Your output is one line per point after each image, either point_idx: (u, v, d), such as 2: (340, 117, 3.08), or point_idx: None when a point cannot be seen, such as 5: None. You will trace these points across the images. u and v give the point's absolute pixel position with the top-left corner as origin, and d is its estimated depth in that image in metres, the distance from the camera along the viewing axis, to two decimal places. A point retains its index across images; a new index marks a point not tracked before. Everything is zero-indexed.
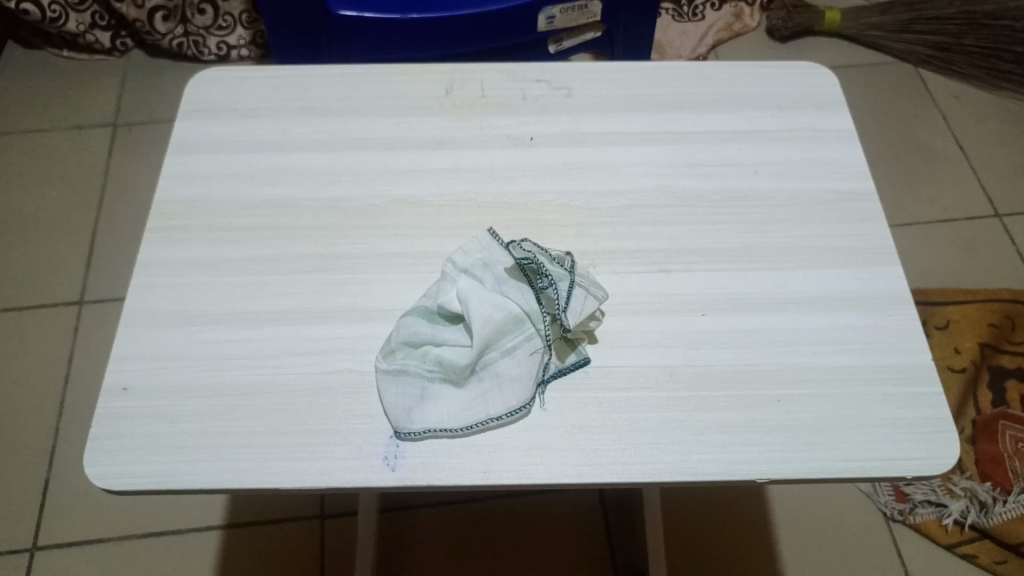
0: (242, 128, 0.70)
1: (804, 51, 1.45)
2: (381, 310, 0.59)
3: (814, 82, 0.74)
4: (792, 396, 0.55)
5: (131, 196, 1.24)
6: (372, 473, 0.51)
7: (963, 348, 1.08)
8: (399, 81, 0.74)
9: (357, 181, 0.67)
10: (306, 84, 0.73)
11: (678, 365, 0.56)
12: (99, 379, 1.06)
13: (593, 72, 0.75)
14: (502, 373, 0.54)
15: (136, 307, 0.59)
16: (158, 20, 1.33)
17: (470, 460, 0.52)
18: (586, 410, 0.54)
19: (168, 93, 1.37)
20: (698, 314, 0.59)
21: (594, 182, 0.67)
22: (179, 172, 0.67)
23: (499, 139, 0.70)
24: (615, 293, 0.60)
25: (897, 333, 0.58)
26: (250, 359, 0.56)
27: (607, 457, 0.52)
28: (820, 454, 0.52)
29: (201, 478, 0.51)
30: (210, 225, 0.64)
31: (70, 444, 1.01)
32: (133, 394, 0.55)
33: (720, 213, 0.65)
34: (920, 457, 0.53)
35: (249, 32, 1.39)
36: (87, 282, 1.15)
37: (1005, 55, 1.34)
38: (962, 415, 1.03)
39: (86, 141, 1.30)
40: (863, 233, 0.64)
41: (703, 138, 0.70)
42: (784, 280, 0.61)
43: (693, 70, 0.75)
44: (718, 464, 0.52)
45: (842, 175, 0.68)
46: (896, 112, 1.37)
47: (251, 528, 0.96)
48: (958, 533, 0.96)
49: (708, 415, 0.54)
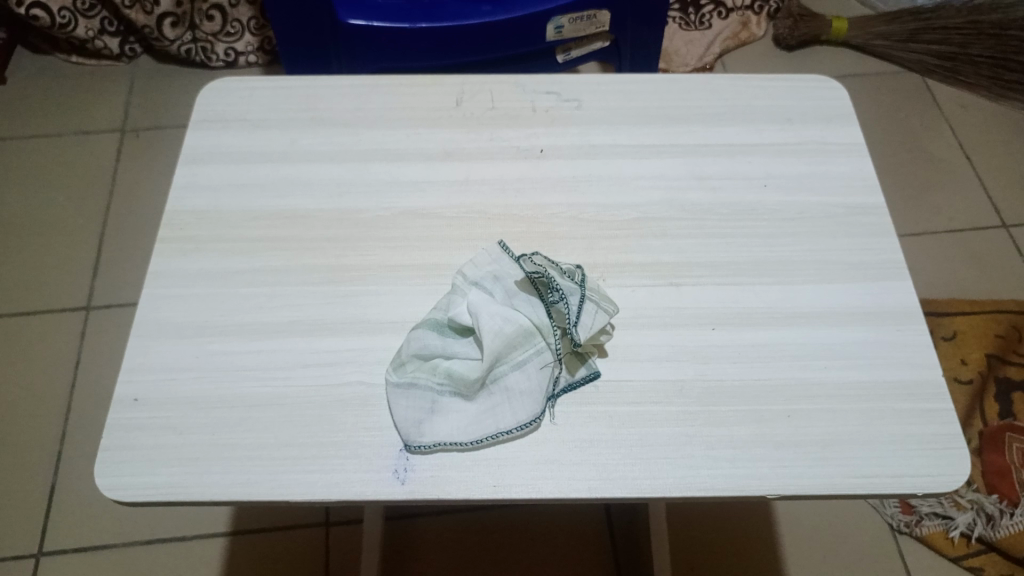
0: (253, 139, 0.70)
1: (810, 60, 1.45)
2: (391, 322, 0.59)
3: (823, 95, 0.74)
4: (801, 410, 0.55)
5: (138, 201, 1.25)
6: (382, 486, 0.51)
7: (970, 359, 1.08)
8: (410, 93, 0.74)
9: (367, 193, 0.67)
10: (317, 95, 0.73)
11: (687, 379, 0.56)
12: (107, 384, 1.06)
13: (601, 84, 0.75)
14: (512, 387, 0.54)
15: (146, 318, 0.59)
16: (167, 26, 1.34)
17: (481, 473, 0.52)
18: (596, 424, 0.54)
19: (176, 98, 1.38)
20: (708, 329, 0.59)
21: (602, 195, 0.67)
22: (189, 182, 0.67)
23: (509, 151, 0.70)
24: (625, 306, 0.60)
25: (906, 349, 0.58)
26: (260, 371, 0.56)
27: (616, 471, 0.52)
28: (829, 470, 0.52)
29: (210, 490, 0.51)
30: (220, 235, 0.64)
31: (74, 452, 1.01)
32: (143, 405, 0.55)
33: (730, 226, 0.65)
34: (930, 475, 0.53)
35: (257, 38, 1.40)
36: (95, 286, 1.16)
37: (1012, 65, 1.34)
38: (969, 426, 1.02)
39: (95, 145, 1.31)
40: (872, 247, 0.64)
41: (712, 151, 0.70)
42: (793, 294, 0.61)
43: (702, 83, 0.75)
44: (728, 480, 0.52)
45: (851, 189, 0.68)
46: (903, 121, 1.37)
47: (256, 536, 0.96)
48: (964, 545, 0.95)
49: (717, 430, 0.54)
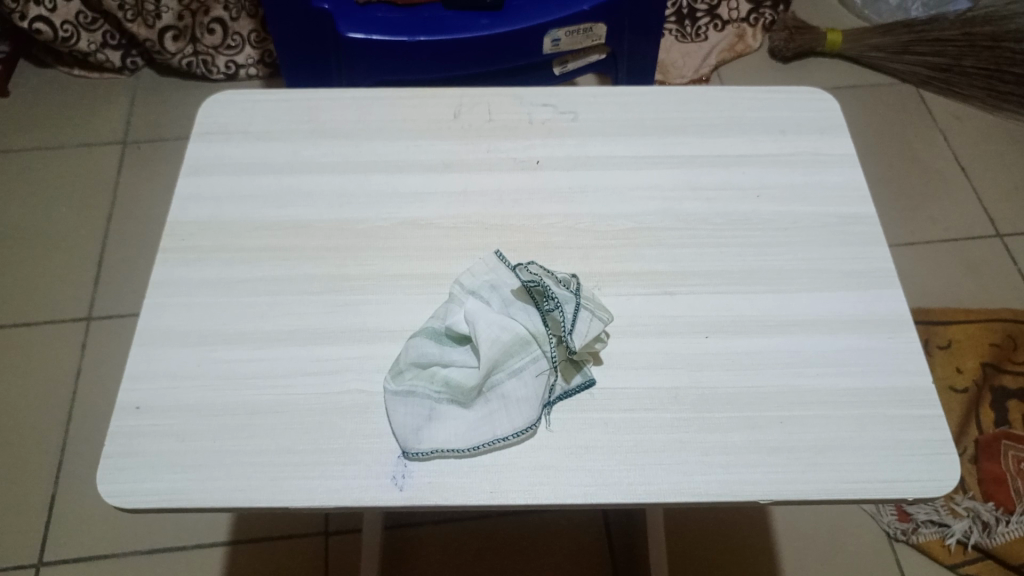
0: (255, 150, 0.71)
1: (805, 71, 1.47)
2: (390, 330, 0.60)
3: (815, 107, 0.76)
4: (794, 417, 0.56)
5: (140, 212, 1.26)
6: (381, 491, 0.52)
7: (965, 367, 1.08)
8: (409, 105, 0.75)
9: (367, 203, 0.68)
10: (317, 107, 0.75)
11: (682, 387, 0.57)
12: (107, 394, 1.07)
13: (598, 96, 0.76)
14: (508, 394, 0.55)
15: (149, 326, 0.60)
16: (168, 39, 1.35)
17: (478, 479, 0.52)
18: (592, 431, 0.55)
19: (177, 111, 1.39)
20: (703, 336, 0.60)
21: (599, 205, 0.68)
22: (192, 193, 0.68)
23: (506, 162, 0.71)
24: (620, 314, 0.61)
25: (898, 357, 0.59)
26: (262, 378, 0.57)
27: (612, 476, 0.53)
28: (823, 476, 0.53)
29: (211, 496, 0.52)
30: (222, 245, 0.65)
31: (74, 462, 1.01)
32: (146, 412, 0.56)
33: (724, 236, 0.66)
34: (922, 479, 0.53)
35: (258, 51, 1.41)
36: (96, 297, 1.16)
37: (1007, 76, 1.35)
38: (965, 434, 1.03)
39: (97, 157, 1.32)
40: (864, 256, 0.65)
41: (707, 162, 0.71)
42: (786, 302, 0.62)
43: (697, 95, 0.76)
44: (722, 486, 0.53)
45: (844, 199, 0.69)
46: (898, 132, 1.38)
47: (256, 545, 0.96)
48: (961, 553, 0.96)
49: (711, 436, 0.55)
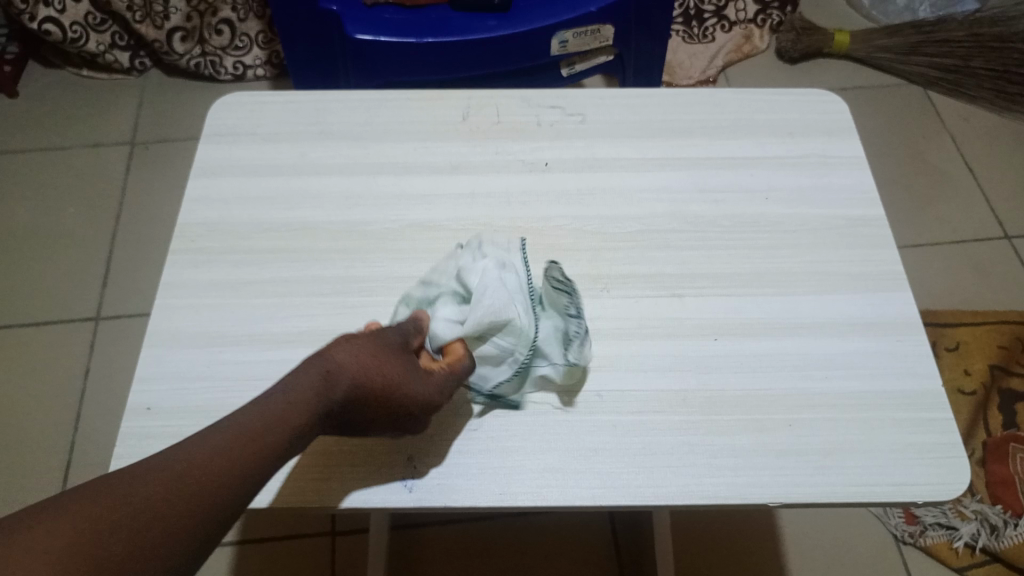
0: (263, 152, 0.72)
1: (812, 72, 1.47)
2: None
3: (824, 109, 0.75)
4: (803, 420, 0.56)
5: (148, 213, 1.26)
6: (391, 493, 0.52)
7: (974, 370, 1.08)
8: (419, 107, 0.75)
9: (375, 205, 0.68)
10: (326, 109, 0.75)
11: (689, 390, 0.57)
12: (114, 394, 1.08)
13: (605, 99, 0.76)
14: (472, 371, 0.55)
15: (159, 327, 0.60)
16: (177, 40, 1.36)
17: (488, 482, 0.53)
18: (600, 433, 0.55)
19: (185, 112, 1.39)
20: (710, 338, 0.60)
21: (607, 207, 0.68)
22: (201, 194, 0.69)
23: (513, 164, 0.71)
24: (628, 317, 0.61)
25: (906, 359, 0.59)
26: (271, 380, 0.57)
27: (620, 479, 0.53)
28: (832, 478, 0.53)
29: None
30: (232, 246, 0.65)
31: (82, 459, 1.02)
32: (156, 413, 0.56)
33: (732, 238, 0.66)
34: (931, 483, 0.53)
35: (265, 52, 1.42)
36: (104, 297, 1.17)
37: (1015, 77, 1.33)
38: (973, 437, 1.03)
39: (106, 157, 1.33)
40: (873, 259, 0.65)
41: (715, 164, 0.71)
42: (795, 304, 0.62)
43: (704, 97, 0.76)
44: (730, 489, 0.53)
45: (853, 202, 0.69)
46: (906, 133, 1.38)
47: (264, 544, 0.96)
48: (968, 556, 0.96)
49: (719, 438, 0.55)
